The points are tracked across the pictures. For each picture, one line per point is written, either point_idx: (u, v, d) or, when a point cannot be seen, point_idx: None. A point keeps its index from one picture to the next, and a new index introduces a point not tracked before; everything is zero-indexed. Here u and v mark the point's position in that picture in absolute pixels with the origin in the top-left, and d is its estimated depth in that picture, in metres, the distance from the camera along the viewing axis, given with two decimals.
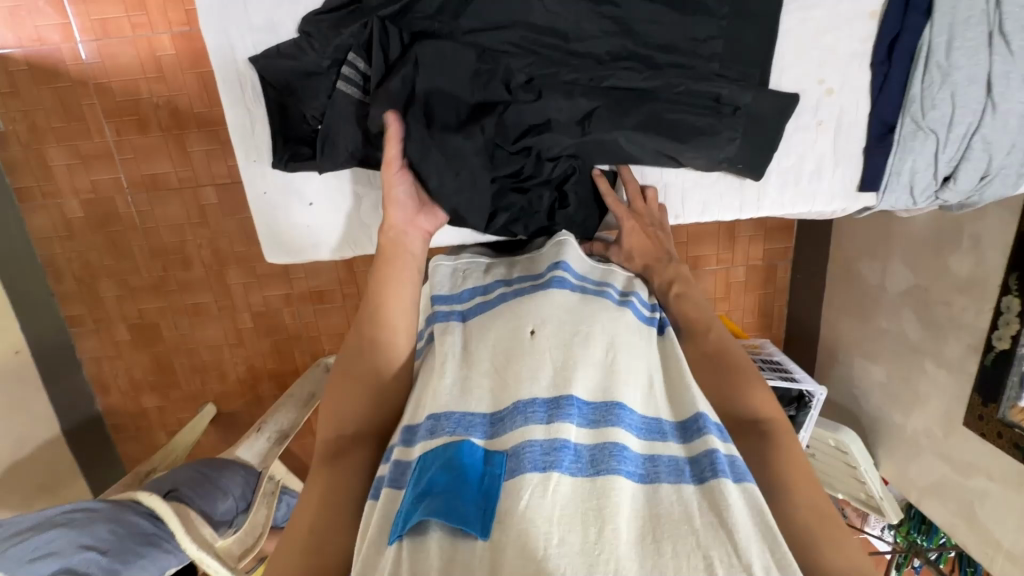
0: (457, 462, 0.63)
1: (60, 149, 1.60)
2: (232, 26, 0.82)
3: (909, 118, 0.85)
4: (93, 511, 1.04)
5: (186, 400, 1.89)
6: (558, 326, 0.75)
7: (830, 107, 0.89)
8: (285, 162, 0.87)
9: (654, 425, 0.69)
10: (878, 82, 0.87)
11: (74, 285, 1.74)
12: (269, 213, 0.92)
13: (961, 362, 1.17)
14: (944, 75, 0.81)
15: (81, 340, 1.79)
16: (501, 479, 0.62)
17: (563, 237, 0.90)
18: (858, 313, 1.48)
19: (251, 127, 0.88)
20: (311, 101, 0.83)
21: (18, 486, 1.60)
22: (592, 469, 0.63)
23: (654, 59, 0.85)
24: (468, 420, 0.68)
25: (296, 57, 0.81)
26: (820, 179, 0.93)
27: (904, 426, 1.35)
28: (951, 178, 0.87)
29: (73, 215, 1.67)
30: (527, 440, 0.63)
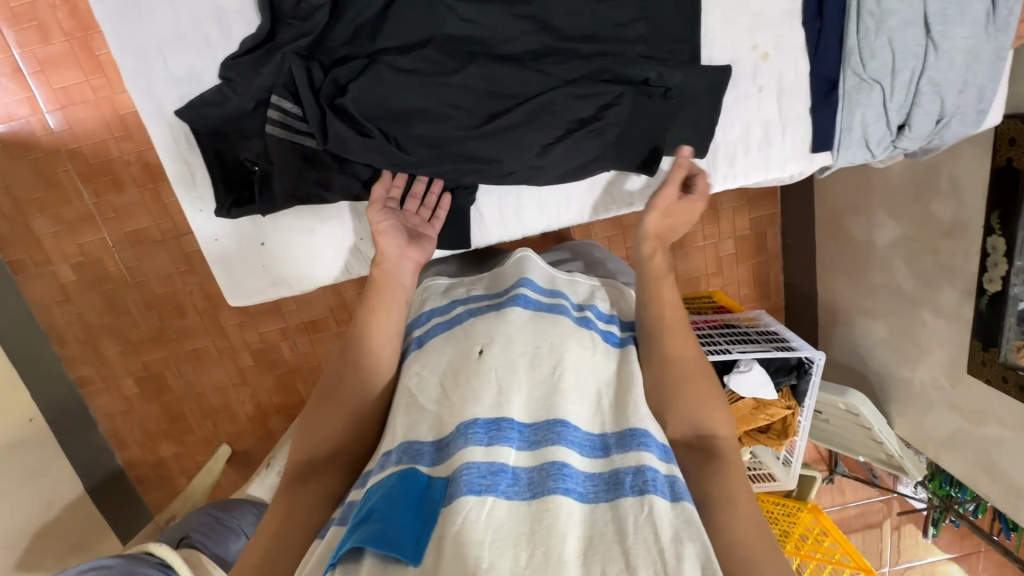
0: (395, 492, 0.63)
1: (45, 218, 1.64)
2: (157, 83, 0.83)
3: (850, 71, 0.84)
4: (106, 568, 1.06)
5: (201, 444, 1.93)
6: (505, 346, 0.74)
7: (768, 71, 0.87)
8: (229, 209, 0.88)
9: (597, 441, 0.69)
10: (814, 40, 0.85)
11: (78, 347, 1.78)
12: (224, 258, 0.93)
13: (957, 309, 1.13)
14: (878, 22, 0.80)
15: (93, 398, 1.84)
16: (437, 506, 0.62)
17: (523, 253, 0.89)
18: (851, 270, 1.44)
19: (191, 177, 0.88)
20: (246, 144, 0.85)
21: (50, 549, 1.64)
22: (529, 492, 0.63)
23: (579, 53, 0.84)
24: (414, 448, 0.69)
25: (221, 104, 0.83)
26: (770, 146, 0.91)
27: (911, 381, 1.31)
28: (906, 125, 0.86)
29: (66, 280, 1.71)
30: (465, 463, 0.63)
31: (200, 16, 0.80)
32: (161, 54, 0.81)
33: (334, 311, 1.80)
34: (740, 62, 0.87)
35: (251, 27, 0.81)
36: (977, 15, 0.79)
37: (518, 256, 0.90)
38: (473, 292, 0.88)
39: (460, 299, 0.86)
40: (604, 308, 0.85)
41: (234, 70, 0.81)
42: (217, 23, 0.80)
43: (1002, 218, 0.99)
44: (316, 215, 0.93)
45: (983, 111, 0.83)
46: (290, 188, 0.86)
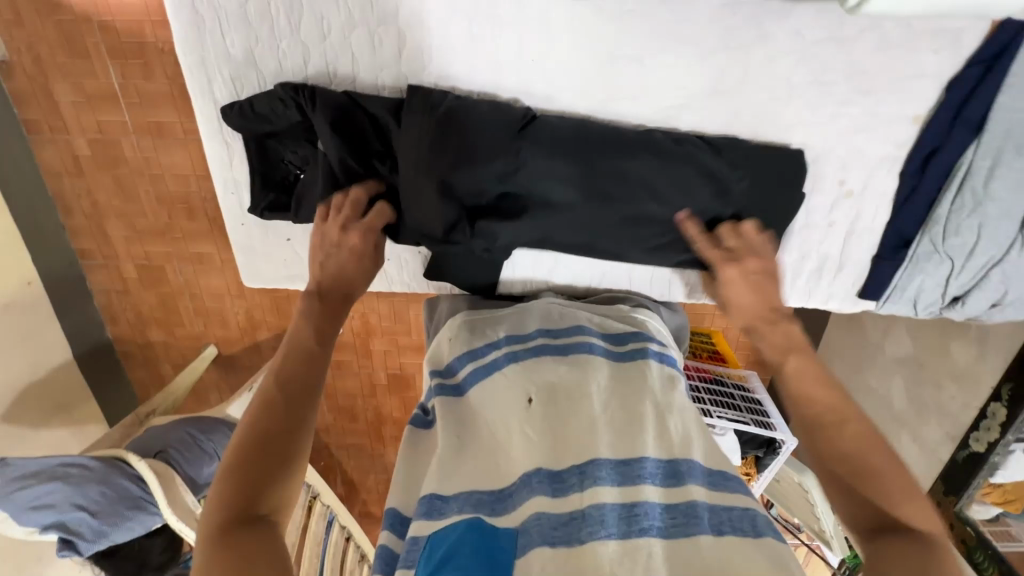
0: (465, 542, 0.66)
1: (66, 85, 1.56)
2: (210, 58, 0.86)
3: (928, 237, 0.86)
4: (88, 468, 1.13)
5: (190, 339, 1.99)
6: (552, 391, 0.82)
7: (846, 210, 0.90)
8: (262, 209, 0.94)
9: (668, 467, 0.73)
10: (906, 192, 0.87)
11: (84, 221, 1.77)
12: (253, 245, 0.98)
13: (936, 446, 1.16)
14: (976, 202, 0.81)
15: (91, 272, 1.86)
16: (510, 559, 0.65)
17: (548, 300, 1.03)
18: (851, 362, 1.46)
19: (229, 161, 0.94)
20: (290, 149, 0.93)
21: (34, 406, 1.73)
22: (612, 530, 0.65)
23: (649, 151, 0.87)
24: (474, 498, 0.73)
25: (272, 119, 0.89)
26: (821, 279, 0.96)
27: None
28: (960, 300, 0.89)
29: (80, 152, 1.66)
30: (574, 508, 0.68)
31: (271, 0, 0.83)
32: (223, 30, 0.84)
33: None
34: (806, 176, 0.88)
35: (319, 32, 0.85)
36: None
37: (545, 302, 1.01)
38: (500, 333, 0.95)
39: (494, 339, 0.94)
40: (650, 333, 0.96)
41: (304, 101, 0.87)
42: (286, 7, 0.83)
43: (1013, 393, 0.98)
44: None
45: None
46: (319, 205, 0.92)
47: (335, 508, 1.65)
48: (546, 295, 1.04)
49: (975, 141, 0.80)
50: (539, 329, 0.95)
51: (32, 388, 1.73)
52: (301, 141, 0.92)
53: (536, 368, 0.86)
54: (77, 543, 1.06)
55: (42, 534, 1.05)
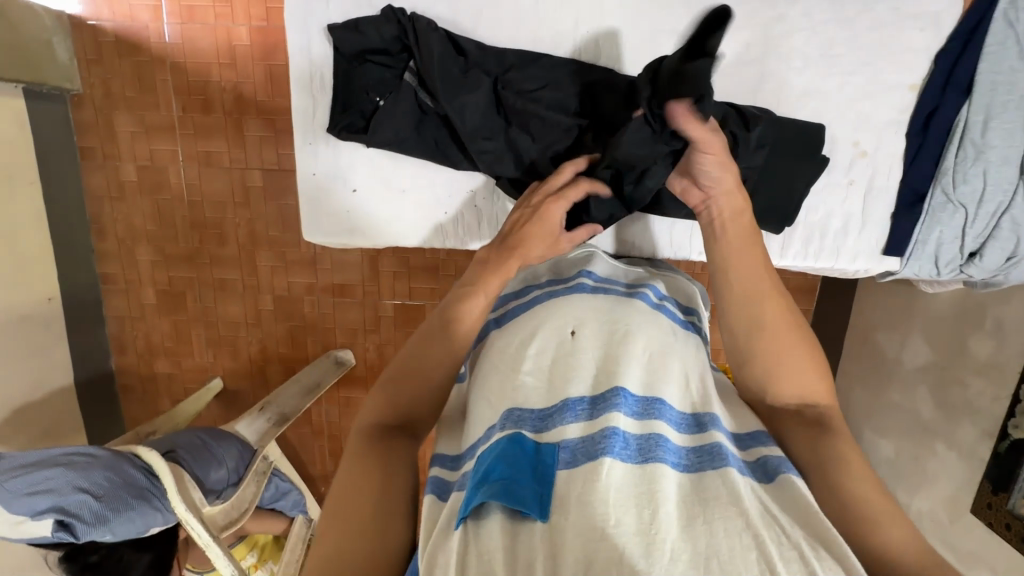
0: (506, 451, 0.61)
1: (129, 117, 1.71)
2: (313, 23, 0.90)
3: (940, 190, 0.95)
4: (94, 457, 1.07)
5: (196, 371, 1.94)
6: (594, 323, 0.75)
7: (863, 167, 0.98)
8: (339, 129, 0.91)
9: (690, 419, 0.66)
10: (913, 151, 0.98)
11: (115, 244, 1.83)
12: (315, 193, 0.97)
13: (974, 447, 1.15)
14: (978, 151, 0.92)
15: (110, 297, 1.87)
16: (553, 467, 0.60)
17: (590, 248, 0.94)
18: (872, 382, 1.47)
19: (313, 112, 0.94)
20: (374, 75, 0.90)
21: (24, 428, 1.64)
22: (641, 455, 0.60)
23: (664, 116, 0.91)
24: (518, 415, 0.67)
25: (369, 36, 0.88)
26: (845, 237, 1.01)
27: (908, 506, 1.32)
28: (977, 255, 0.97)
29: (127, 178, 1.77)
30: (614, 424, 0.61)
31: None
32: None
33: (365, 281, 1.81)
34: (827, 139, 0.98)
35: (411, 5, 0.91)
36: None
37: (583, 248, 0.94)
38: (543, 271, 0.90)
39: (535, 282, 0.87)
40: (681, 301, 0.90)
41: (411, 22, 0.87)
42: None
43: None
44: (414, 177, 0.97)
45: None
46: (397, 133, 0.91)
47: None
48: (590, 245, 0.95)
49: (967, 100, 0.92)
50: (574, 271, 0.88)
51: (28, 408, 1.65)
52: (385, 59, 0.90)
53: (580, 301, 0.79)
54: (75, 526, 0.98)
55: (32, 521, 0.97)
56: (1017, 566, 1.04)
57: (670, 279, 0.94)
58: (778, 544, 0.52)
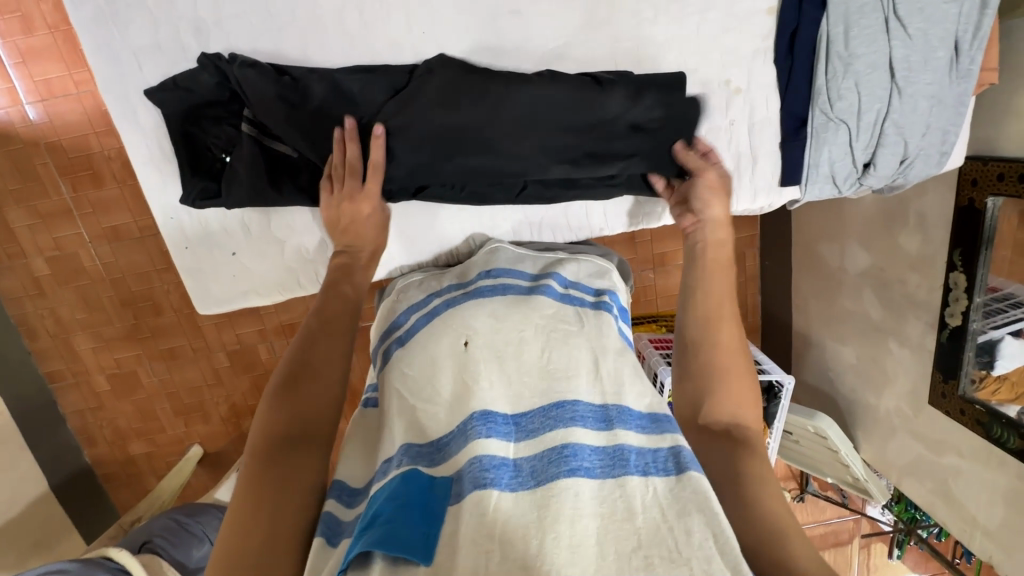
0: (401, 492, 0.64)
1: (20, 210, 1.62)
2: (133, 90, 0.83)
3: (819, 110, 0.95)
4: (64, 572, 1.04)
5: (173, 443, 1.91)
6: (489, 335, 0.81)
7: (740, 105, 0.97)
8: (194, 198, 0.87)
9: (600, 414, 0.71)
10: (785, 77, 0.95)
11: (50, 341, 1.76)
12: (195, 268, 0.94)
13: (921, 340, 1.16)
14: (845, 63, 0.90)
15: (63, 394, 1.82)
16: (446, 504, 0.64)
17: (494, 246, 0.98)
18: (825, 294, 1.48)
19: (164, 185, 0.89)
20: (214, 131, 0.85)
21: (11, 546, 1.62)
22: (533, 480, 0.64)
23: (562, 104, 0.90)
24: (415, 451, 0.72)
25: (192, 90, 0.82)
26: (741, 178, 1.01)
27: (878, 406, 1.35)
28: (870, 165, 0.98)
29: (40, 273, 1.69)
30: (503, 454, 0.67)
31: (179, 28, 0.80)
32: (137, 62, 0.81)
33: None
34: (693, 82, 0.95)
35: (229, 47, 0.82)
36: (939, 62, 0.91)
37: (489, 247, 0.99)
38: (446, 282, 0.95)
39: (437, 290, 0.93)
40: (591, 283, 0.93)
41: (229, 63, 0.80)
42: (194, 31, 0.80)
43: (964, 256, 1.02)
44: (290, 227, 0.94)
45: (945, 153, 0.96)
46: (253, 189, 0.86)
47: None
48: (494, 241, 1.00)
49: (824, 15, 0.90)
50: (479, 272, 0.93)
51: (7, 526, 1.62)
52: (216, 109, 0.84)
53: (471, 309, 0.85)
54: None
55: None
56: (978, 446, 1.07)
57: (579, 258, 0.96)
58: (668, 561, 0.55)
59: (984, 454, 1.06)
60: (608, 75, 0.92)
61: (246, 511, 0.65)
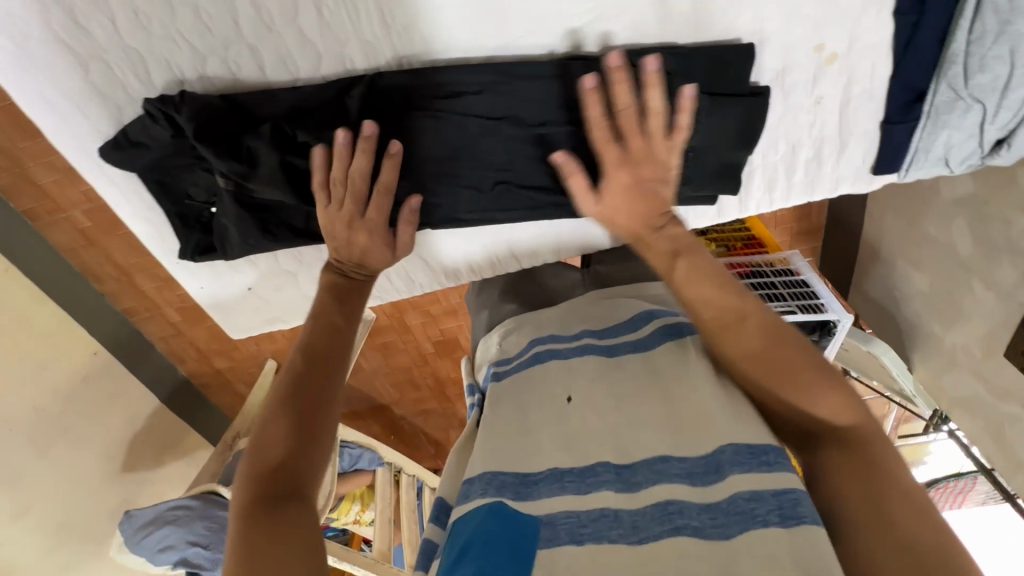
0: (486, 526, 0.61)
1: (41, 167, 1.59)
2: (84, 140, 0.87)
3: (947, 85, 0.86)
4: (191, 507, 1.29)
5: (249, 358, 2.12)
6: (592, 385, 0.75)
7: (830, 80, 0.90)
8: (193, 252, 0.98)
9: (708, 464, 0.63)
10: (908, 34, 0.85)
11: (115, 283, 1.87)
12: (222, 303, 1.10)
13: (1013, 290, 1.03)
14: (1003, 23, 0.79)
15: (145, 325, 1.99)
16: (535, 546, 0.60)
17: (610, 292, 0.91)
18: (905, 212, 1.30)
19: (156, 232, 0.99)
20: (193, 184, 0.92)
21: (144, 450, 1.96)
22: (634, 535, 0.59)
23: (596, 92, 0.86)
24: (498, 480, 0.67)
25: (148, 144, 0.86)
26: (821, 166, 0.99)
27: (942, 339, 1.26)
28: (1006, 141, 0.90)
29: (83, 225, 1.72)
30: (602, 505, 0.62)
31: (111, 64, 0.81)
32: (81, 112, 0.84)
33: None
34: (769, 53, 0.87)
35: (175, 80, 0.83)
36: None
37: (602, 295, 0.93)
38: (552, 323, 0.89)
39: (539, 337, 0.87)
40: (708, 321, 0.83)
41: (174, 107, 0.82)
42: (134, 72, 0.81)
43: None
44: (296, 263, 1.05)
45: None
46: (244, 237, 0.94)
47: (422, 475, 1.79)
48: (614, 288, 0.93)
49: None
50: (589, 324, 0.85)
51: (137, 436, 1.94)
52: (186, 157, 0.88)
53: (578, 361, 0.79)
54: (203, 571, 1.26)
55: (176, 568, 1.26)
56: None
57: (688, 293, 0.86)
58: None
59: None
60: (637, 51, 0.85)
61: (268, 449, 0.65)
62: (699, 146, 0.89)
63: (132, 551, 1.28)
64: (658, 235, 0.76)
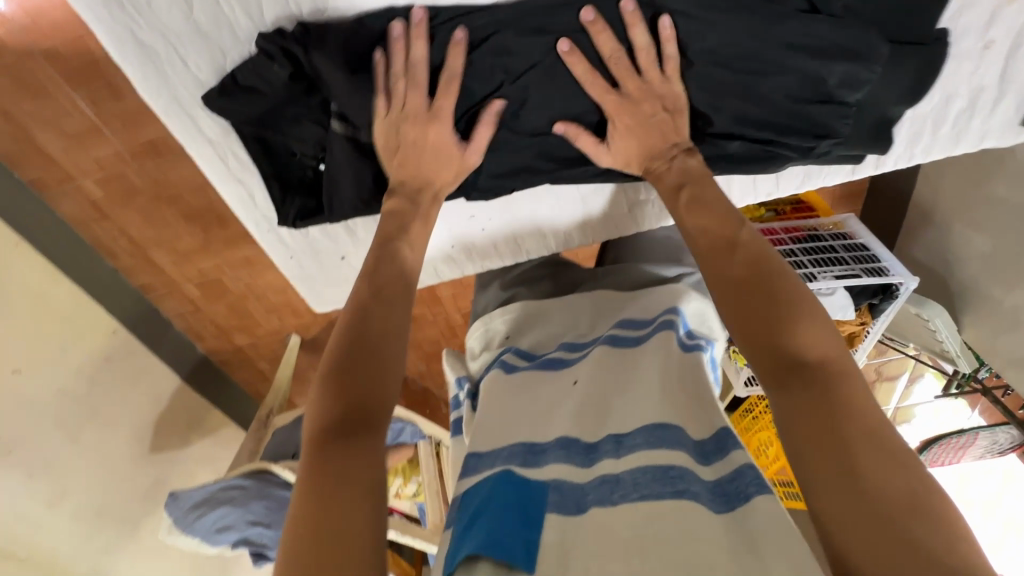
0: (495, 493, 0.62)
1: (49, 133, 1.46)
2: (183, 91, 0.85)
3: None
4: (244, 488, 1.25)
5: (272, 333, 2.05)
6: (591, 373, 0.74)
7: (1007, 22, 0.79)
8: (297, 213, 0.98)
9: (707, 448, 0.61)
10: None
11: (131, 258, 1.76)
12: (316, 269, 1.12)
13: None
14: None
15: (163, 301, 1.89)
16: (544, 510, 0.60)
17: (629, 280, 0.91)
18: (974, 172, 1.27)
19: (251, 196, 1.00)
20: (300, 140, 0.90)
21: (169, 430, 1.91)
22: (636, 492, 0.58)
23: (782, 41, 0.79)
24: (508, 451, 0.67)
25: (258, 92, 0.84)
26: (970, 118, 0.90)
27: (1003, 300, 1.26)
28: None
29: (96, 195, 1.60)
30: (604, 472, 0.62)
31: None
32: (183, 61, 0.82)
33: None
34: None
35: (287, 12, 0.78)
36: None
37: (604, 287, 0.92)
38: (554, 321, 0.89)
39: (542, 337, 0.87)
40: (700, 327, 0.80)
41: (300, 42, 0.78)
42: (240, 14, 0.78)
43: None
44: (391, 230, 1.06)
45: None
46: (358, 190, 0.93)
47: None
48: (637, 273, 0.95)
49: None
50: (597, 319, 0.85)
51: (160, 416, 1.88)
52: (305, 101, 0.86)
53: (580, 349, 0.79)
54: (264, 548, 1.28)
55: (235, 546, 1.27)
56: None
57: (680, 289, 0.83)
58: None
59: None
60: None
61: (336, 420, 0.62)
62: (864, 101, 0.86)
63: (183, 532, 1.22)
64: (670, 165, 0.82)
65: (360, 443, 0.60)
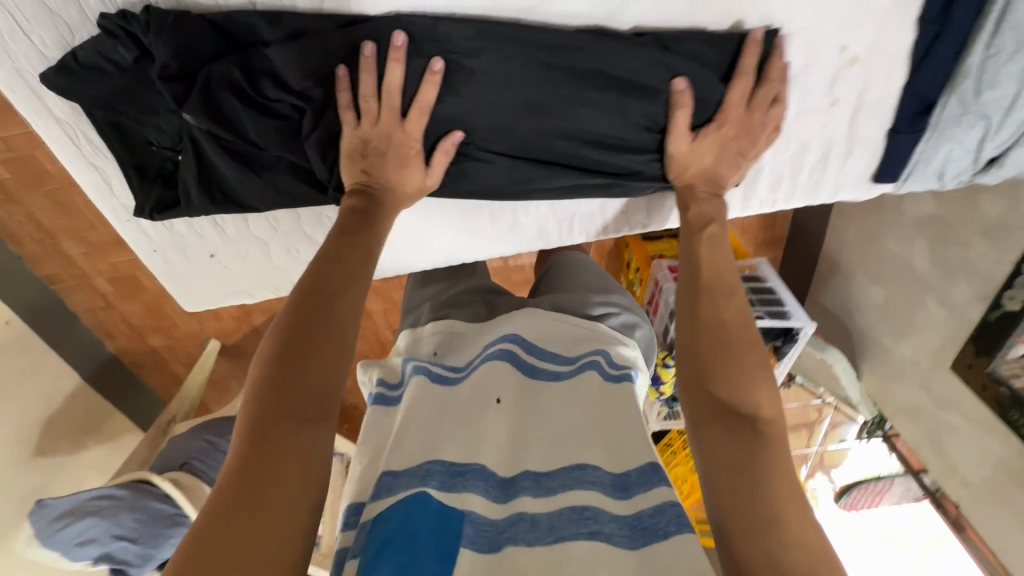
0: (413, 523, 0.57)
1: None
2: (22, 63, 0.81)
3: (956, 96, 0.87)
4: (117, 498, 1.15)
5: (189, 338, 1.95)
6: (519, 392, 0.72)
7: (849, 81, 0.89)
8: (155, 206, 0.93)
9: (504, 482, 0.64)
10: (924, 46, 0.86)
11: (36, 246, 1.66)
12: (174, 268, 1.07)
13: (964, 308, 1.11)
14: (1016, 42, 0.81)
15: (69, 295, 1.78)
16: (458, 541, 0.57)
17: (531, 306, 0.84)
18: (867, 228, 1.36)
19: (106, 183, 0.95)
20: (155, 130, 0.87)
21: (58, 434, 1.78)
22: (550, 534, 0.58)
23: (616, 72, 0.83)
24: (424, 469, 0.63)
25: (104, 74, 0.81)
26: (824, 169, 0.99)
27: (892, 350, 1.32)
28: (997, 161, 0.93)
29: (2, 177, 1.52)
30: (521, 508, 0.61)
31: None
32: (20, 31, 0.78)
33: None
34: (791, 45, 0.85)
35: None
36: None
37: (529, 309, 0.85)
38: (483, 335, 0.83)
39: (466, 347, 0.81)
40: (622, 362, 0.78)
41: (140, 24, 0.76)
42: None
43: None
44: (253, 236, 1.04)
45: None
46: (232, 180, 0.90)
47: None
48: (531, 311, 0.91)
49: None
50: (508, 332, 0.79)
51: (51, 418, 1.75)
52: (155, 89, 0.82)
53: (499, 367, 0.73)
54: (128, 566, 1.13)
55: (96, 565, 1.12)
56: (985, 414, 1.08)
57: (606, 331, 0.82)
58: None
59: (989, 421, 1.08)
60: (669, 36, 0.82)
61: (238, 494, 0.54)
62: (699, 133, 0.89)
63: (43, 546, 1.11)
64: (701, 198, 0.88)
65: (265, 562, 0.52)
